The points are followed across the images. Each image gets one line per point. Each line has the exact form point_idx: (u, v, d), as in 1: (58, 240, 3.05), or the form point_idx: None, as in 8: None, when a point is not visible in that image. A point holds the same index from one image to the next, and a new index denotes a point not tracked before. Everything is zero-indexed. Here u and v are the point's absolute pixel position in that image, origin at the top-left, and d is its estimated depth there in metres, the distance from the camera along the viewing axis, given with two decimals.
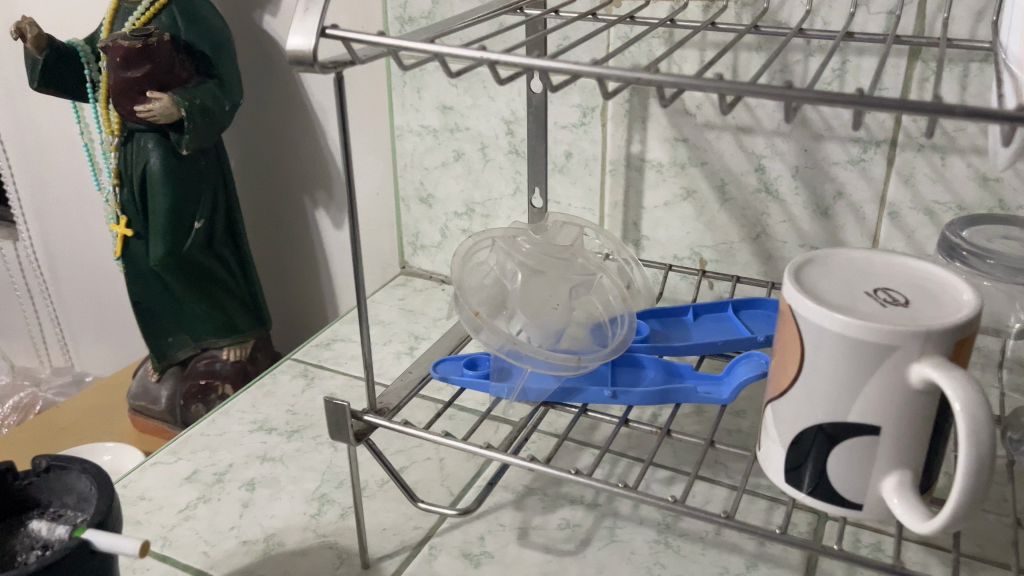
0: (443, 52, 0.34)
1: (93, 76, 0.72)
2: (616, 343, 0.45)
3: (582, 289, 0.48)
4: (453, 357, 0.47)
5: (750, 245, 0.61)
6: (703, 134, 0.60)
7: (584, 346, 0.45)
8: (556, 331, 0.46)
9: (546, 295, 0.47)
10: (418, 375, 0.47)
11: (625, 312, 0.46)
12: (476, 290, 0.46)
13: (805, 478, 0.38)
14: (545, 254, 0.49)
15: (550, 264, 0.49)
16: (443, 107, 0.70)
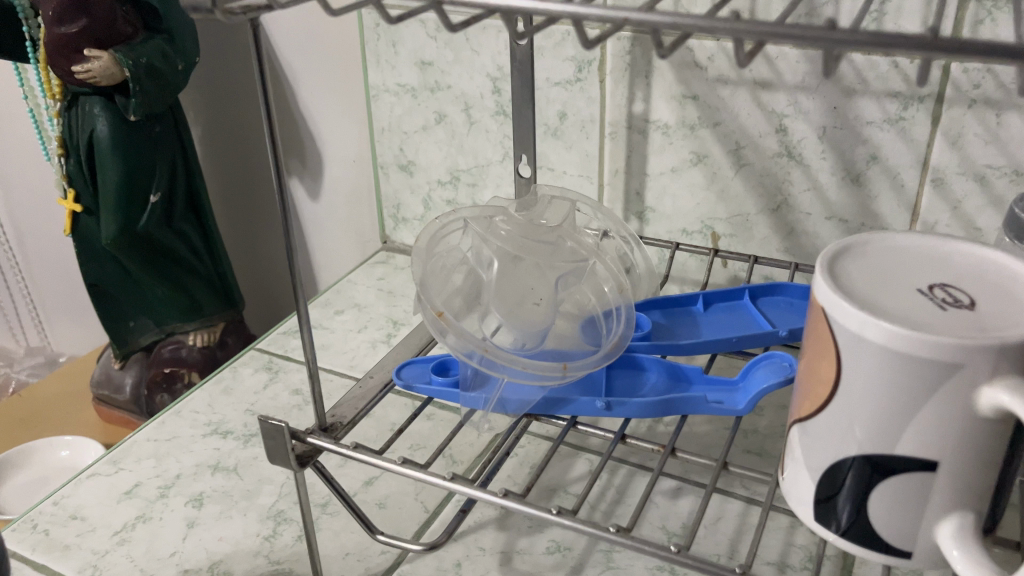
0: None
1: (33, 33, 0.64)
2: (610, 347, 0.38)
3: (571, 280, 0.41)
4: (421, 359, 0.41)
5: (769, 217, 0.54)
6: (715, 91, 0.52)
7: (572, 350, 0.39)
8: (538, 332, 0.39)
9: (528, 287, 0.40)
10: (380, 381, 0.40)
11: (622, 304, 0.40)
12: (443, 283, 0.39)
13: (837, 516, 0.31)
14: (529, 237, 0.42)
15: (534, 249, 0.41)
16: (422, 63, 0.62)
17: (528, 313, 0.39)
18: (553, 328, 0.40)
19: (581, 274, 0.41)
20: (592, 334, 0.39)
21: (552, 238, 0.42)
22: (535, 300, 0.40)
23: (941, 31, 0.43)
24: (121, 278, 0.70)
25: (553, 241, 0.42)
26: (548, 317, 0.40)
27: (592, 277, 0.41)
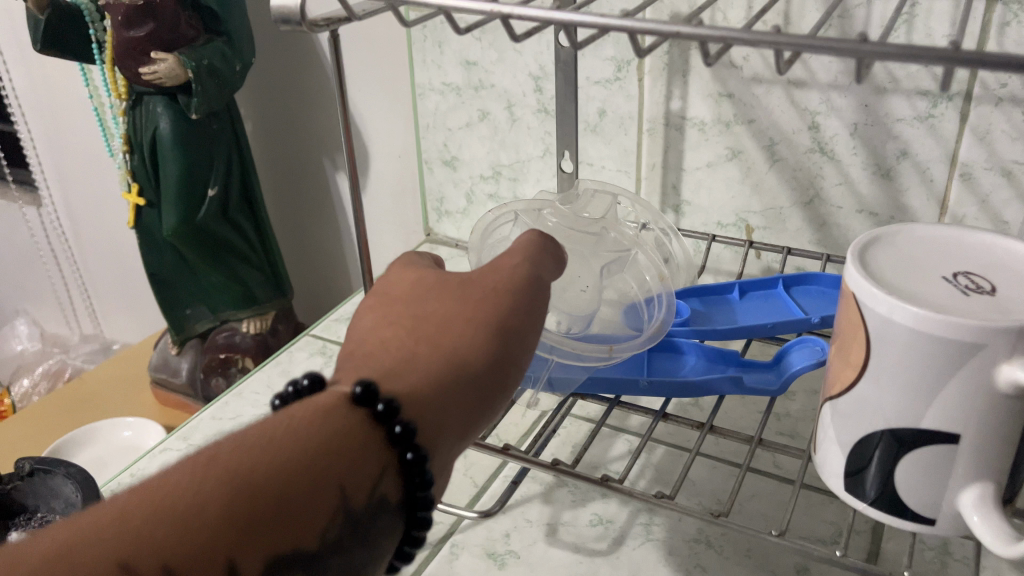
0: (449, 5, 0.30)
1: (99, 36, 0.68)
2: (655, 329, 0.41)
3: (615, 269, 0.44)
4: None
5: (802, 210, 0.56)
6: (750, 89, 0.54)
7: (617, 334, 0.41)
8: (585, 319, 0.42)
9: (575, 274, 0.43)
10: None
11: (664, 291, 0.42)
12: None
13: (867, 487, 0.33)
14: (572, 230, 0.44)
15: (576, 241, 0.44)
16: (466, 62, 0.65)
17: (573, 302, 0.43)
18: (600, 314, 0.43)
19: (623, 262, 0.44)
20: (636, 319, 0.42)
21: (593, 230, 0.45)
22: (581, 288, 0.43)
23: (969, 32, 0.45)
24: (178, 267, 0.73)
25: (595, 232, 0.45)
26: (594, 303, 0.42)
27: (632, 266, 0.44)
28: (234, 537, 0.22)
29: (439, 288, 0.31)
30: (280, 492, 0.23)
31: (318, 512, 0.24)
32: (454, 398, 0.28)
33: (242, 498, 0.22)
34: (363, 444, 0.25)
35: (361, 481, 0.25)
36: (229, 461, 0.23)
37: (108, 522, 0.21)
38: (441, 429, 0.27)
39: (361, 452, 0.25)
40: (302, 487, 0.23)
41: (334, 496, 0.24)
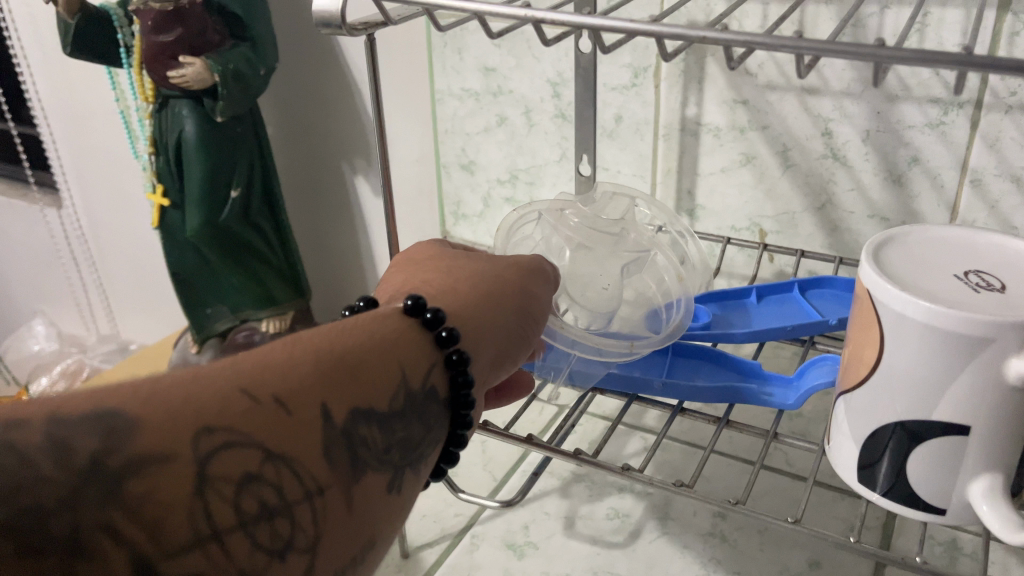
0: (483, 10, 0.31)
1: (127, 40, 0.69)
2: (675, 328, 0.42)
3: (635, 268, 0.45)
4: None
5: (814, 215, 0.57)
6: (765, 96, 0.56)
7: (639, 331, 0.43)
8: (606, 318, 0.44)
9: (595, 276, 0.45)
10: None
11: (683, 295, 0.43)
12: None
13: (879, 478, 0.34)
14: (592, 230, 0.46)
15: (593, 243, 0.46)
16: (485, 68, 0.66)
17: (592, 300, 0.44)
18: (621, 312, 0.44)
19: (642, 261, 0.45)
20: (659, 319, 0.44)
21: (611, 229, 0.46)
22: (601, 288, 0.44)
23: (979, 41, 0.46)
24: (201, 267, 0.75)
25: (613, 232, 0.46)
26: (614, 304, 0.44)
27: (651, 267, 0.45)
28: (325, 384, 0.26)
29: (465, 259, 0.39)
30: (355, 363, 0.28)
31: (386, 384, 0.29)
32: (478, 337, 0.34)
33: (329, 359, 0.27)
34: (418, 342, 0.31)
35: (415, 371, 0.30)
36: (312, 340, 0.28)
37: (228, 363, 0.25)
38: (476, 349, 0.33)
39: (419, 347, 0.31)
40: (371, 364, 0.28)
41: (398, 373, 0.29)
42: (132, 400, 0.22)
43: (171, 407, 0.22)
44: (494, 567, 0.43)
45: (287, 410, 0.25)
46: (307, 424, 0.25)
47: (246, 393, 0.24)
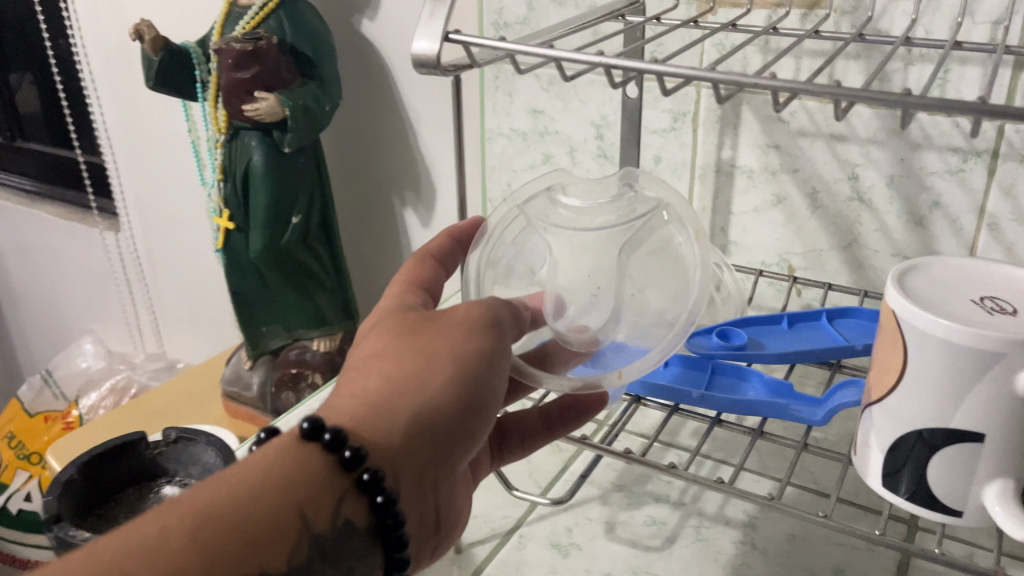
0: (561, 57, 0.36)
1: (204, 77, 0.75)
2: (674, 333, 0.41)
3: (625, 255, 0.44)
4: None
5: (840, 253, 0.61)
6: (796, 142, 0.60)
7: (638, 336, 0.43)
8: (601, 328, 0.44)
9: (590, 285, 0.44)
10: None
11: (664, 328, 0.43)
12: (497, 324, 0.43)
13: (902, 484, 0.38)
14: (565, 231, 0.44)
15: (571, 243, 0.44)
16: (534, 111, 0.72)
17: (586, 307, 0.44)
18: (621, 314, 0.44)
19: (627, 247, 0.43)
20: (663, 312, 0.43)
21: (589, 225, 0.43)
22: (590, 296, 0.44)
23: (996, 96, 0.51)
24: (259, 287, 0.80)
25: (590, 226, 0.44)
26: (609, 307, 0.44)
27: (640, 249, 0.44)
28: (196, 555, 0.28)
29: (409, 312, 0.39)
30: (230, 521, 0.29)
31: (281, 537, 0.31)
32: (409, 436, 0.34)
33: (194, 532, 0.29)
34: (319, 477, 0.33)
35: (317, 505, 0.32)
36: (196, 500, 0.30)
37: (94, 554, 0.28)
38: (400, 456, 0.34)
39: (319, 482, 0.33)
40: (253, 512, 0.30)
41: (288, 518, 0.31)
42: None
43: None
44: (541, 564, 0.47)
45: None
46: None
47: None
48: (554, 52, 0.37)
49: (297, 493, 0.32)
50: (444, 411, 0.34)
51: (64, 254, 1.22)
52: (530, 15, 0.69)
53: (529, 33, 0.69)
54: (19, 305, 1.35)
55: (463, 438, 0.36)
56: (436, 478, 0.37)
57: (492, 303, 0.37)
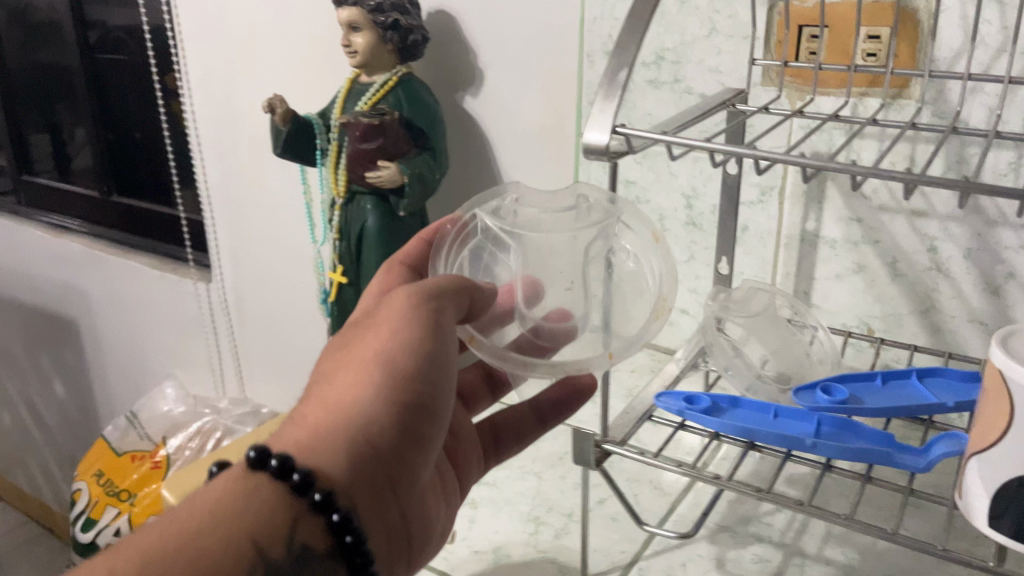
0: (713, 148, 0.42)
1: (324, 145, 0.83)
2: (651, 319, 0.51)
3: (590, 254, 0.53)
4: (672, 393, 0.55)
5: (918, 318, 0.67)
6: (878, 216, 0.66)
7: (619, 323, 0.52)
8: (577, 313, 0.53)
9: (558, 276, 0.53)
10: (641, 410, 0.55)
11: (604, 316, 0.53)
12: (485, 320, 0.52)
13: (1006, 525, 0.43)
14: (538, 234, 0.53)
15: (544, 243, 0.53)
16: (627, 181, 0.78)
17: (557, 295, 0.53)
18: (592, 304, 0.53)
19: (592, 248, 0.52)
20: (625, 298, 0.52)
21: (554, 228, 0.53)
22: (567, 288, 0.53)
23: None
24: None
25: (557, 229, 0.53)
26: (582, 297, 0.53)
27: (604, 249, 0.53)
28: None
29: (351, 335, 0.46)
30: (184, 559, 0.35)
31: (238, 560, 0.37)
32: (355, 451, 0.41)
33: (146, 562, 0.35)
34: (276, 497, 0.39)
35: (271, 535, 0.39)
36: (163, 533, 0.36)
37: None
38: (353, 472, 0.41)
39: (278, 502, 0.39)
40: (202, 546, 0.36)
41: (233, 547, 0.37)
42: None
43: None
44: None
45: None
46: None
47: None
48: (707, 143, 0.44)
49: (251, 525, 0.38)
50: (382, 424, 0.41)
51: (154, 300, 1.30)
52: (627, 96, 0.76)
53: (624, 112, 0.76)
54: (100, 346, 1.45)
55: (404, 449, 0.43)
56: (394, 492, 0.44)
57: (412, 308, 0.44)
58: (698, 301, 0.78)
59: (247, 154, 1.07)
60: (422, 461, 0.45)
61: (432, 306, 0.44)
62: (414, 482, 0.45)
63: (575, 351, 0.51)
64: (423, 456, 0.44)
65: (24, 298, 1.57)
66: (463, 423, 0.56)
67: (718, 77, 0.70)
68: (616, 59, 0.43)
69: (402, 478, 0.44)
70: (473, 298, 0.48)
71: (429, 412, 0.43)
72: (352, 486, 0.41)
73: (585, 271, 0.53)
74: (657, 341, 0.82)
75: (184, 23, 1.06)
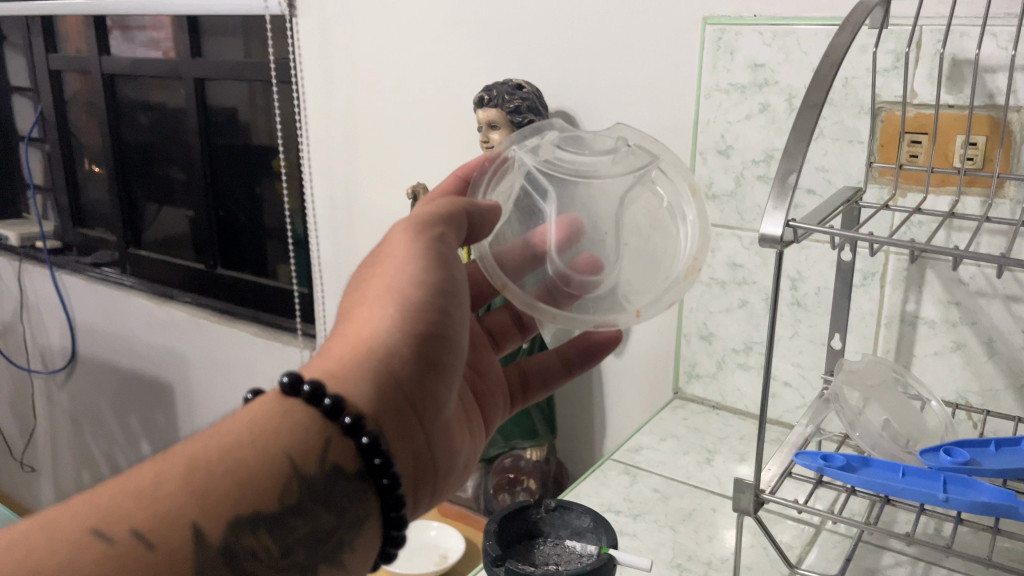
0: (875, 243, 0.51)
1: None
2: (675, 274, 0.58)
3: (625, 202, 0.58)
4: (809, 452, 0.62)
5: (1014, 392, 0.74)
6: (975, 300, 0.74)
7: (643, 272, 0.58)
8: (606, 256, 0.58)
9: (594, 223, 0.57)
10: (783, 468, 0.62)
11: (627, 267, 0.58)
12: (519, 265, 0.58)
13: None
14: (578, 180, 0.58)
15: (582, 190, 0.58)
16: (734, 264, 0.86)
17: (591, 242, 0.58)
18: (622, 254, 0.58)
19: (626, 195, 0.58)
20: (651, 244, 0.58)
21: (592, 177, 0.58)
22: (597, 235, 0.58)
23: None
24: None
25: (596, 176, 0.58)
26: (612, 243, 0.57)
27: (637, 196, 0.58)
28: (185, 502, 0.37)
29: (363, 274, 0.49)
30: (218, 471, 0.38)
31: (271, 477, 0.39)
32: (373, 372, 0.44)
33: (187, 472, 0.37)
34: (306, 419, 0.42)
35: (304, 453, 0.41)
36: (200, 452, 0.39)
37: (115, 496, 0.37)
38: (378, 393, 0.44)
39: (307, 422, 0.42)
40: (242, 460, 0.39)
41: (273, 459, 0.39)
42: (39, 544, 0.34)
43: (69, 536, 0.35)
44: None
45: (147, 547, 0.35)
46: (168, 545, 0.35)
47: (100, 538, 0.35)
48: (861, 237, 0.53)
49: (284, 443, 0.40)
50: (394, 345, 0.44)
51: (255, 368, 1.42)
52: (736, 188, 0.85)
53: (733, 204, 0.85)
54: (194, 407, 1.58)
55: (422, 371, 0.45)
56: (416, 420, 0.46)
57: (413, 237, 0.49)
58: (799, 374, 0.85)
59: (364, 236, 1.20)
60: (441, 388, 0.47)
61: (424, 236, 0.49)
62: (436, 413, 0.48)
63: (600, 298, 0.57)
64: (440, 381, 0.47)
65: (121, 362, 1.71)
66: (492, 368, 0.61)
67: (825, 174, 0.78)
68: (785, 164, 0.52)
69: (423, 402, 0.46)
70: (469, 216, 0.53)
71: (443, 334, 0.46)
72: (373, 403, 0.43)
73: (619, 219, 0.58)
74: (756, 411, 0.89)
75: (312, 120, 1.21)
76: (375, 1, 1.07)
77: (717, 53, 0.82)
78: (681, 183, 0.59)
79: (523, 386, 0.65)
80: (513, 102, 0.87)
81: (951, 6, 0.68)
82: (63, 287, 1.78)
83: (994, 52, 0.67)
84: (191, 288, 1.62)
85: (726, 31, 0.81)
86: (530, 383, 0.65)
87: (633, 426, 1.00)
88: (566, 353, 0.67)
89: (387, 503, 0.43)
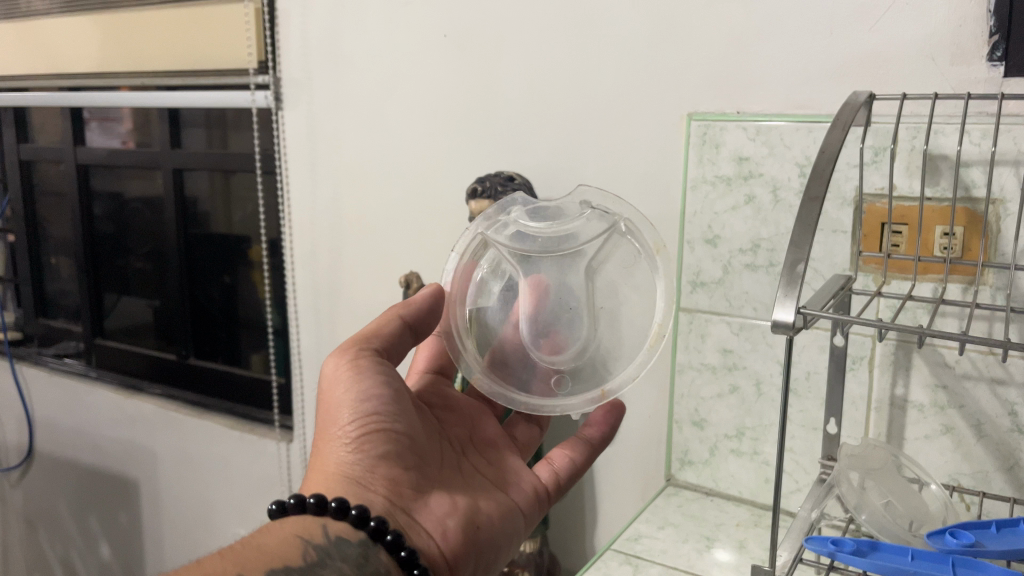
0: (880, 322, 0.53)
1: None
2: (644, 347, 0.67)
3: (602, 275, 0.67)
4: (818, 538, 0.62)
5: (1004, 474, 0.75)
6: (961, 383, 0.76)
7: (620, 344, 0.67)
8: (578, 325, 0.66)
9: (568, 300, 0.66)
10: (795, 555, 0.62)
11: (597, 342, 0.67)
12: (498, 353, 0.67)
13: None
14: (535, 257, 0.66)
15: (546, 266, 0.66)
16: (725, 349, 0.88)
17: (557, 318, 0.66)
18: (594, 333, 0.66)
19: (591, 262, 0.67)
20: (623, 312, 0.67)
21: (559, 250, 0.66)
22: (567, 314, 0.66)
23: None
24: None
25: (566, 254, 0.66)
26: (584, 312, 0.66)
27: (600, 259, 0.67)
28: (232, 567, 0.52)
29: None
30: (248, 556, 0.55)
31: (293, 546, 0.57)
32: (347, 480, 0.60)
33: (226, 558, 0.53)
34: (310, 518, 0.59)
35: (310, 532, 0.58)
36: (240, 549, 0.55)
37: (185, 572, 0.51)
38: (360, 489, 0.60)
39: (310, 520, 0.59)
40: (271, 545, 0.56)
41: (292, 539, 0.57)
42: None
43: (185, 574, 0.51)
44: None
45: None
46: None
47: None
48: (872, 320, 0.55)
49: (297, 530, 0.58)
50: (351, 457, 0.61)
51: (229, 463, 1.39)
52: (724, 276, 0.87)
53: (722, 291, 0.87)
54: (159, 507, 1.53)
55: (381, 470, 0.61)
56: (405, 507, 0.62)
57: (336, 371, 0.62)
58: (792, 459, 0.86)
59: (347, 325, 1.20)
60: (402, 482, 0.62)
61: (344, 359, 0.63)
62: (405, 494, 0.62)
63: (579, 372, 0.66)
64: (398, 475, 0.62)
65: (81, 459, 1.66)
66: (510, 461, 0.72)
67: (811, 262, 0.80)
68: (792, 255, 0.54)
69: (398, 494, 0.62)
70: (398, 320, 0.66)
71: (374, 433, 0.61)
72: (360, 496, 0.60)
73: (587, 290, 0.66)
74: (750, 497, 0.89)
75: (296, 210, 1.21)
76: (363, 98, 1.10)
77: (703, 147, 0.86)
78: (644, 245, 0.67)
79: (556, 475, 0.72)
80: (506, 194, 0.89)
81: (927, 105, 0.72)
82: (23, 380, 1.73)
83: (970, 148, 0.71)
84: (160, 378, 1.59)
85: (711, 127, 0.85)
86: (562, 469, 0.72)
87: (625, 513, 0.99)
88: (585, 435, 0.73)
89: (399, 557, 0.58)
